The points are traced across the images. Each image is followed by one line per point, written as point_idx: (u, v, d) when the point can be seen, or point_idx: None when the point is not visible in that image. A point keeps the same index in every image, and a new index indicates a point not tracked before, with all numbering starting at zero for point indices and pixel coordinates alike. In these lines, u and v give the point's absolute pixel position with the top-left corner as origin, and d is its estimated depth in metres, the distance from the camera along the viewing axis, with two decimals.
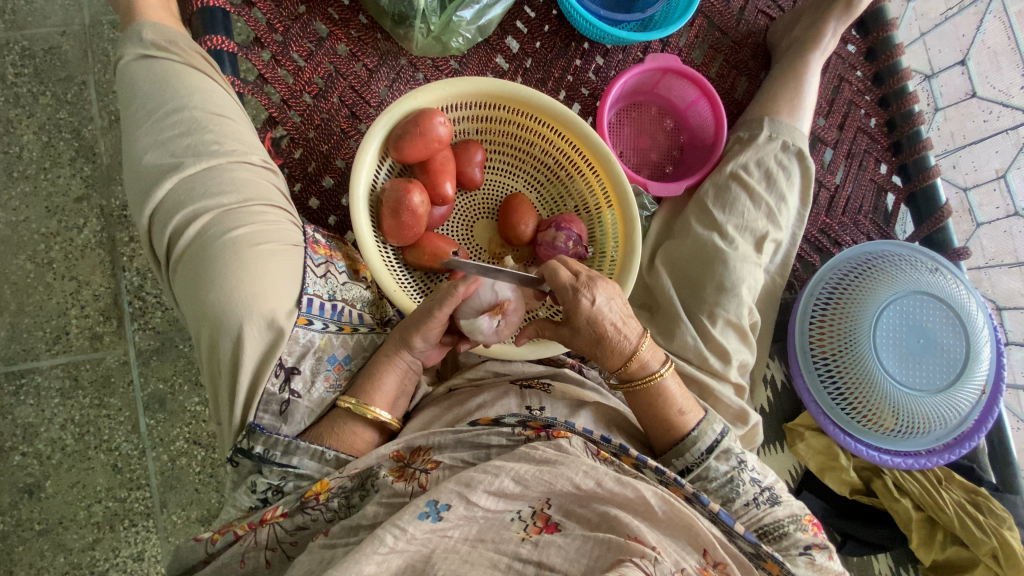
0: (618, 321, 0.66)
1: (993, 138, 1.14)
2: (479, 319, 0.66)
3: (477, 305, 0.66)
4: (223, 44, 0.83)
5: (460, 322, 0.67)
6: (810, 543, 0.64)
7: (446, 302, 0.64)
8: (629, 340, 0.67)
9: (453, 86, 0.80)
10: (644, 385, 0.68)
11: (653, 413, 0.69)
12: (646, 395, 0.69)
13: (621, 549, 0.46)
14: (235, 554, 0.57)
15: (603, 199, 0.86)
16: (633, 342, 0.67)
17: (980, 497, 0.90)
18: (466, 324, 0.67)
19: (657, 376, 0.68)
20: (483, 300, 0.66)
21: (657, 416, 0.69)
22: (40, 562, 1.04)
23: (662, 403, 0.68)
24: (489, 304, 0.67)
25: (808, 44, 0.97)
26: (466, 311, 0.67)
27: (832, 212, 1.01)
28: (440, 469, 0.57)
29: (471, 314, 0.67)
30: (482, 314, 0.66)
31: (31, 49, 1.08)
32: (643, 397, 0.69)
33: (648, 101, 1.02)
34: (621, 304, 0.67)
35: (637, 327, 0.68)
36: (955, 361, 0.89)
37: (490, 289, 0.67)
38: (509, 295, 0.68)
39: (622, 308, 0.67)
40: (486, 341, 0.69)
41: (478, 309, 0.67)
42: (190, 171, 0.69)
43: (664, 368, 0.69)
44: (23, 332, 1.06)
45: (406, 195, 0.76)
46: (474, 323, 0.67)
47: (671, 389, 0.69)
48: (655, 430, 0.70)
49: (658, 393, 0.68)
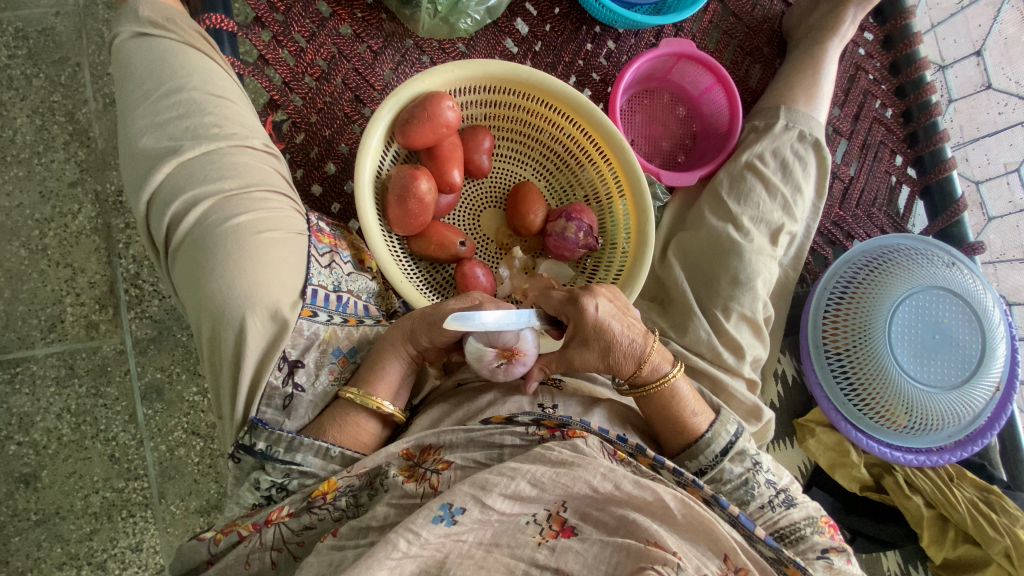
0: (623, 325, 0.65)
1: (1007, 131, 1.11)
2: (487, 350, 0.62)
3: (495, 338, 0.62)
4: (222, 23, 0.80)
5: (466, 345, 0.63)
6: (827, 546, 0.62)
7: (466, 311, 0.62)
8: (635, 343, 0.65)
9: (462, 69, 0.77)
10: (656, 390, 0.66)
11: (665, 417, 0.67)
12: (658, 399, 0.67)
13: (642, 556, 0.44)
14: (240, 555, 0.55)
15: (615, 188, 0.84)
16: (640, 345, 0.65)
17: (992, 495, 0.89)
18: (473, 347, 0.62)
19: (667, 379, 0.66)
20: (504, 338, 0.62)
21: (670, 419, 0.67)
22: (36, 553, 1.02)
23: (675, 407, 0.66)
24: (505, 345, 0.62)
25: (826, 31, 0.94)
26: (482, 336, 0.62)
27: (846, 204, 0.99)
28: (452, 469, 0.56)
29: (484, 341, 0.62)
30: (493, 348, 0.62)
31: (24, 30, 1.04)
32: (654, 401, 0.67)
33: (660, 88, 1.00)
34: (618, 304, 0.66)
35: (642, 329, 0.66)
36: (971, 357, 0.87)
37: (517, 331, 0.62)
38: (525, 350, 0.63)
39: (621, 308, 0.65)
40: (477, 370, 0.64)
41: (493, 343, 0.62)
42: (188, 156, 0.66)
43: (673, 370, 0.67)
44: (17, 319, 1.04)
45: (413, 182, 0.74)
46: (479, 351, 0.62)
47: (682, 391, 0.67)
48: (665, 433, 0.68)
49: (671, 396, 0.66)
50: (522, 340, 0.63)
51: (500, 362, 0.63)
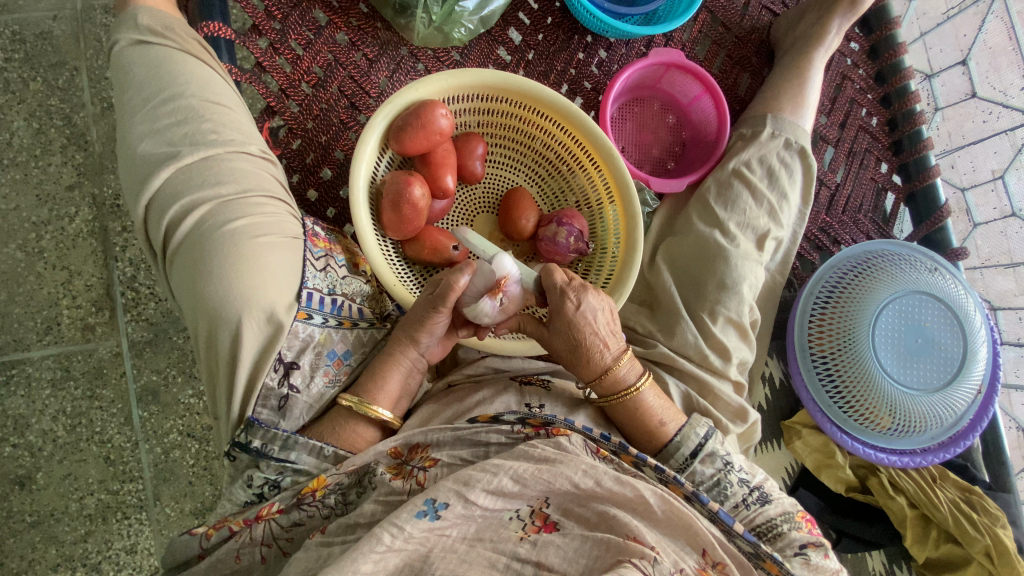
0: (602, 330, 0.68)
1: (992, 139, 1.14)
2: (480, 305, 0.65)
3: (483, 285, 0.66)
4: (220, 31, 0.81)
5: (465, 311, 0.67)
6: (806, 542, 0.63)
7: (446, 296, 0.64)
8: (608, 352, 0.68)
9: (456, 78, 0.79)
10: (622, 399, 0.69)
11: (632, 424, 0.70)
12: (623, 408, 0.70)
13: (620, 549, 0.46)
14: (231, 550, 0.57)
15: (605, 194, 0.85)
16: (612, 355, 0.68)
17: (973, 495, 0.91)
18: (469, 312, 0.67)
19: (634, 389, 0.69)
20: (482, 284, 0.66)
21: (637, 427, 0.70)
22: (31, 555, 1.03)
23: (641, 415, 0.69)
24: (488, 285, 0.66)
25: (812, 41, 0.96)
26: (472, 298, 0.66)
27: (833, 210, 1.01)
28: (439, 466, 0.57)
29: (476, 296, 0.66)
30: (484, 299, 0.65)
31: (22, 33, 1.06)
32: (621, 409, 0.70)
33: (651, 96, 1.02)
34: (608, 314, 0.69)
35: (619, 342, 0.69)
36: (953, 361, 0.89)
37: (489, 271, 0.66)
38: (509, 271, 0.67)
39: (608, 320, 0.68)
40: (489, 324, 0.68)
41: (481, 292, 0.66)
42: (186, 161, 0.67)
43: (642, 380, 0.70)
44: (14, 322, 1.05)
45: (406, 188, 0.75)
46: (477, 309, 0.66)
47: (649, 401, 0.70)
48: (637, 438, 0.71)
49: (637, 406, 0.69)
50: (500, 263, 0.66)
51: (501, 299, 0.66)
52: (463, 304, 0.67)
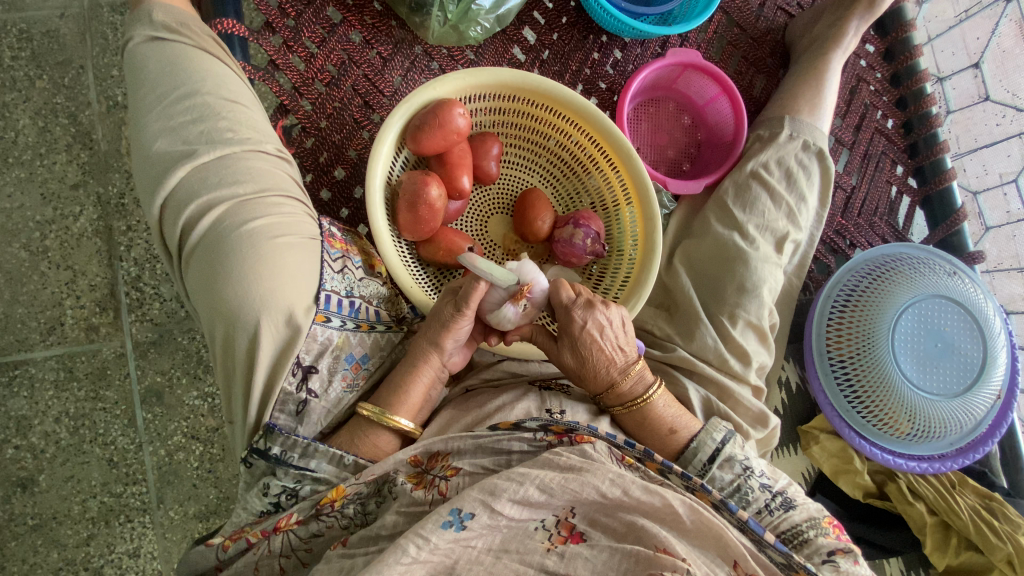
0: (608, 346, 0.67)
1: (1004, 143, 1.12)
2: (503, 309, 0.65)
3: (505, 293, 0.65)
4: (233, 28, 0.80)
5: (486, 317, 0.67)
6: (834, 549, 0.61)
7: (470, 299, 0.63)
8: (614, 368, 0.68)
9: (474, 77, 0.77)
10: (634, 409, 0.68)
11: (649, 434, 0.69)
12: (642, 417, 0.69)
13: (650, 563, 0.45)
14: (249, 563, 0.56)
15: (621, 195, 0.84)
16: (615, 374, 0.68)
17: (994, 502, 0.91)
18: (491, 317, 0.66)
19: (643, 399, 0.68)
20: (505, 291, 0.65)
21: (654, 436, 0.69)
22: (33, 558, 1.01)
23: (664, 423, 0.69)
24: (511, 291, 0.65)
25: (829, 42, 0.95)
26: (496, 303, 0.66)
27: (848, 213, 1.01)
28: (460, 475, 0.56)
29: (498, 303, 0.66)
30: (506, 305, 0.65)
31: (29, 31, 1.05)
32: (634, 418, 0.69)
33: (666, 97, 1.01)
34: (618, 328, 0.68)
35: (629, 356, 0.69)
36: (972, 365, 0.88)
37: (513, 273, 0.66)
38: (534, 278, 0.67)
39: (618, 335, 0.68)
40: (505, 329, 0.67)
41: (503, 298, 0.65)
42: (203, 160, 0.66)
43: (652, 390, 0.69)
44: (17, 322, 1.03)
45: (423, 188, 0.74)
46: (501, 316, 0.65)
47: (661, 409, 0.69)
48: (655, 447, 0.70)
49: (654, 416, 0.69)
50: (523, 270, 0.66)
51: (523, 304, 0.65)
52: (485, 309, 0.67)
